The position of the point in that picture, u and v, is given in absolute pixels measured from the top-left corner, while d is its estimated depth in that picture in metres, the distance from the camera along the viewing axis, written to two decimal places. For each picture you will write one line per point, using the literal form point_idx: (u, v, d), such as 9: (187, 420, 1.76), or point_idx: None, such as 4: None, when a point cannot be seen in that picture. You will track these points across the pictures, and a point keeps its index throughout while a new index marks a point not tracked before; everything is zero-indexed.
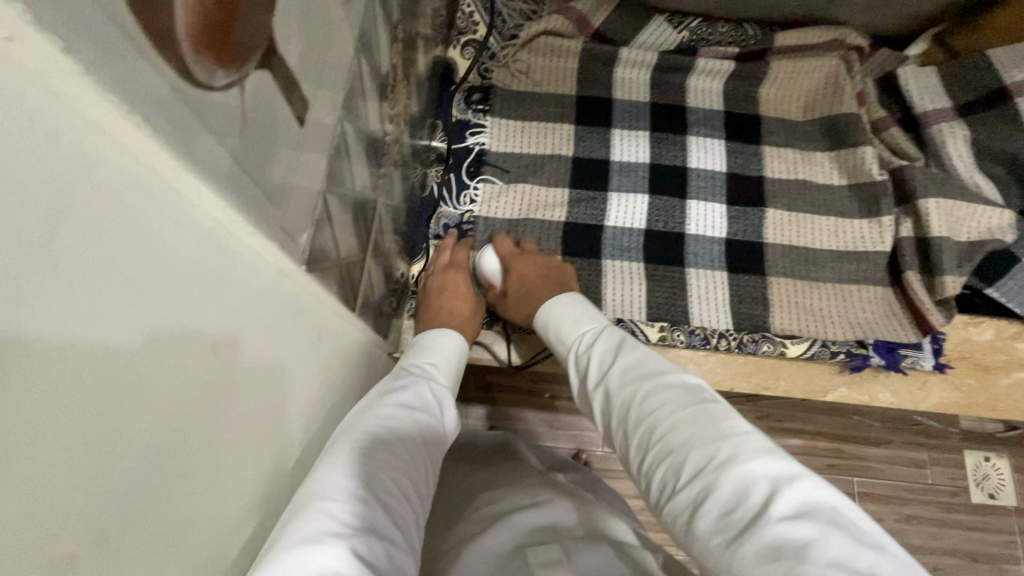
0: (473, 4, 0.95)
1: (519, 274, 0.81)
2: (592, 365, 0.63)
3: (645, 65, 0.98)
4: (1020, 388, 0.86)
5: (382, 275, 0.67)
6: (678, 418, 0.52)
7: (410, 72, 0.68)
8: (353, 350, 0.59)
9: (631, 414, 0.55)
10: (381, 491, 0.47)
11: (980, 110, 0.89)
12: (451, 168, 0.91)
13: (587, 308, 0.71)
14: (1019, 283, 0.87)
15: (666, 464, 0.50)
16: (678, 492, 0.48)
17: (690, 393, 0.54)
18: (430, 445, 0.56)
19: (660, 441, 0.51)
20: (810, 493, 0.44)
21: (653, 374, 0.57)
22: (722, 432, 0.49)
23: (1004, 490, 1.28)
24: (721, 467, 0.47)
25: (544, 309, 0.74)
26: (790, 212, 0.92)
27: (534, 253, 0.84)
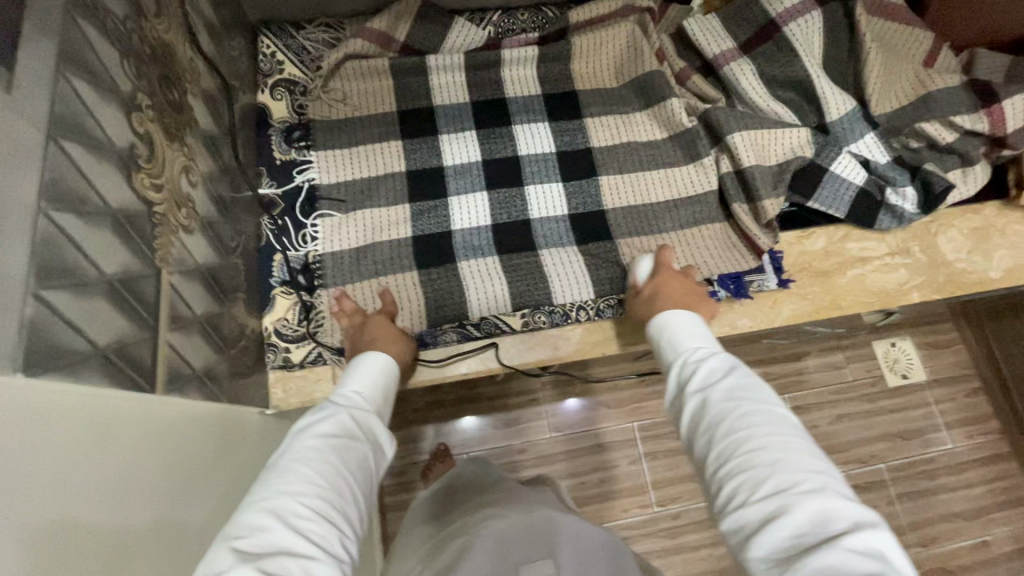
0: (273, 45, 0.97)
1: (666, 285, 0.80)
2: (694, 379, 0.62)
3: (457, 67, 1.00)
4: (856, 283, 0.94)
5: (206, 342, 0.66)
6: (775, 441, 0.52)
7: (187, 133, 0.66)
8: (192, 420, 0.57)
9: (719, 426, 0.56)
10: (292, 518, 0.47)
11: (758, 44, 0.99)
12: (285, 211, 0.90)
13: (706, 334, 0.69)
14: (831, 189, 0.95)
15: (745, 474, 0.51)
16: (748, 502, 0.50)
17: (787, 426, 0.54)
18: (360, 466, 0.56)
19: (746, 452, 0.52)
20: (880, 542, 0.45)
21: (759, 400, 0.57)
22: (813, 468, 0.50)
23: (913, 368, 1.40)
24: (804, 493, 0.48)
25: (663, 316, 0.72)
26: (622, 174, 0.97)
27: (689, 276, 0.82)
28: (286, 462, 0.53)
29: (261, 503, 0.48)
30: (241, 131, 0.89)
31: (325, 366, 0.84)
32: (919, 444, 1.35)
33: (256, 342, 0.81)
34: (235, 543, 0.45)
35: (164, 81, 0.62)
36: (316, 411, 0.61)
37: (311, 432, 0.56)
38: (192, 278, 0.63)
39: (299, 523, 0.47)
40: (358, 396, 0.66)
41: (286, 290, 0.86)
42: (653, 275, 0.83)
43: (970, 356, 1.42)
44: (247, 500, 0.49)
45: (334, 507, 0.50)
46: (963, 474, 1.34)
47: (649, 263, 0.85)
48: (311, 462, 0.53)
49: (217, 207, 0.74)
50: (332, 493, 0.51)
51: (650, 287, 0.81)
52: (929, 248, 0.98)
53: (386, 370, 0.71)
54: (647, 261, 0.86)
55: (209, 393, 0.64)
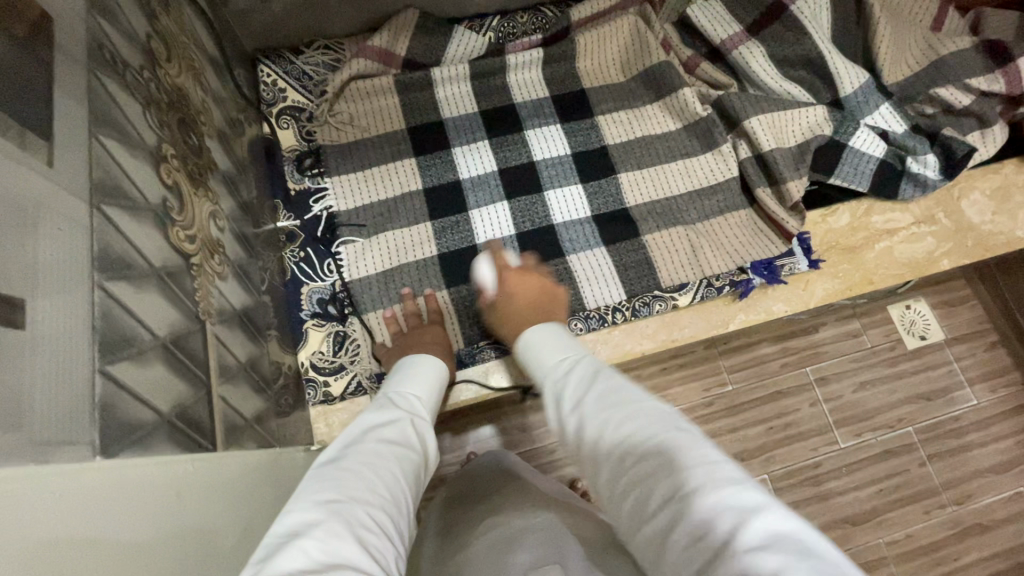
0: (273, 72, 0.95)
1: (516, 292, 0.76)
2: (569, 392, 0.54)
3: (462, 77, 0.98)
4: (884, 256, 0.93)
5: (254, 389, 0.64)
6: (648, 442, 0.45)
7: (209, 177, 0.65)
8: (248, 465, 0.55)
9: (600, 440, 0.48)
10: (358, 521, 0.44)
11: (764, 26, 0.98)
12: (307, 242, 0.88)
13: (572, 344, 0.62)
14: (852, 164, 0.94)
15: (638, 491, 0.44)
16: (649, 519, 0.42)
17: (656, 418, 0.47)
18: (415, 480, 0.54)
19: (632, 466, 0.45)
20: (779, 521, 0.38)
21: (626, 400, 0.50)
22: (689, 459, 0.43)
23: (932, 329, 1.39)
24: (692, 493, 0.41)
25: (527, 339, 0.65)
26: (641, 169, 0.95)
27: (539, 274, 0.80)
28: (354, 463, 0.50)
29: (326, 501, 0.45)
30: (253, 166, 0.87)
31: (365, 396, 0.82)
32: (945, 403, 1.35)
33: (293, 380, 0.80)
34: (303, 544, 0.41)
35: (183, 126, 0.60)
36: (379, 415, 0.59)
37: (377, 438, 0.55)
38: (232, 325, 0.61)
39: (368, 533, 0.44)
40: (416, 403, 0.65)
41: (317, 322, 0.84)
42: (500, 282, 0.79)
43: (984, 310, 1.42)
44: (307, 496, 0.46)
45: (394, 524, 0.48)
46: (991, 429, 1.34)
47: (489, 266, 0.81)
48: (376, 469, 0.50)
49: (243, 247, 0.72)
50: (394, 508, 0.49)
51: (499, 293, 0.78)
52: (954, 214, 0.97)
53: (437, 377, 0.72)
54: (485, 264, 0.81)
55: (262, 441, 0.62)
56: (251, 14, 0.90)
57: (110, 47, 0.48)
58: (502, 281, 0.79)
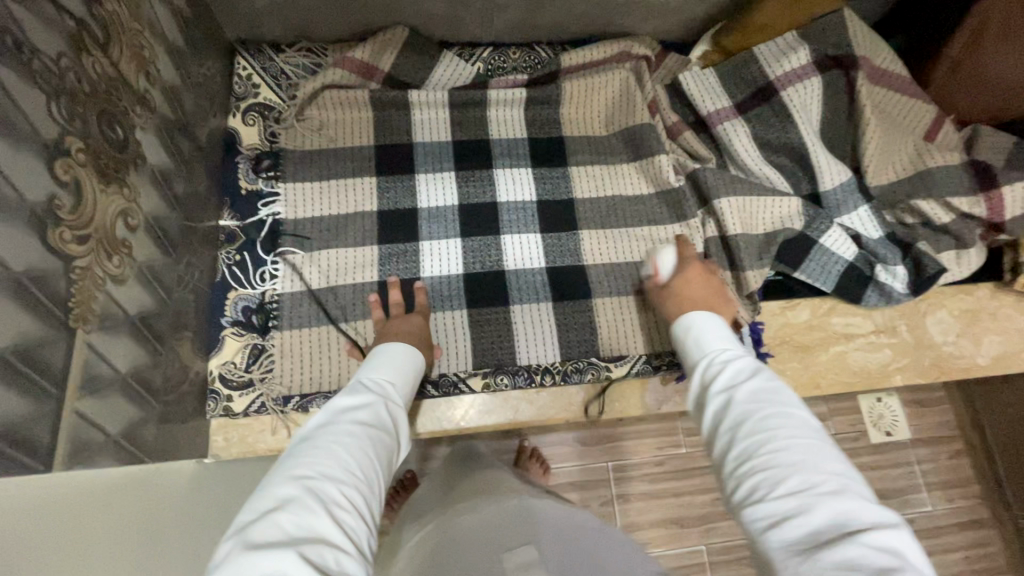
0: (249, 66, 0.93)
1: (692, 281, 0.74)
2: (715, 377, 0.55)
3: (441, 103, 0.96)
4: (836, 361, 0.92)
5: (135, 399, 0.61)
6: (792, 440, 0.46)
7: (131, 172, 0.62)
8: (108, 483, 0.52)
9: (749, 423, 0.48)
10: (332, 502, 0.46)
11: (754, 105, 0.93)
12: (246, 246, 0.85)
13: (732, 335, 0.61)
14: (819, 262, 0.91)
15: (765, 473, 0.44)
16: (764, 499, 0.43)
17: (807, 425, 0.48)
18: (388, 462, 0.55)
19: (772, 451, 0.45)
20: (900, 542, 0.39)
21: (784, 402, 0.50)
22: (832, 466, 0.44)
23: (899, 426, 1.31)
24: (823, 495, 0.42)
25: (692, 316, 0.64)
26: (604, 230, 0.93)
27: (715, 274, 0.77)
28: (325, 442, 0.51)
29: (300, 476, 0.47)
30: (204, 159, 0.84)
31: (269, 416, 0.79)
32: (898, 504, 1.27)
33: (197, 388, 0.76)
34: (279, 517, 0.43)
35: (105, 119, 0.57)
36: (349, 399, 0.59)
37: (348, 420, 0.55)
38: (117, 333, 0.58)
39: (341, 512, 0.45)
40: (389, 388, 0.64)
41: (236, 330, 0.81)
42: (678, 269, 0.77)
43: (953, 414, 1.34)
44: (284, 471, 0.48)
45: (369, 503, 0.49)
46: (938, 540, 1.26)
47: (673, 256, 0.80)
48: (348, 450, 0.51)
49: (163, 247, 0.68)
50: (369, 487, 0.50)
51: (673, 282, 0.75)
52: (916, 329, 0.95)
53: (410, 364, 0.71)
54: (666, 254, 0.80)
55: (129, 459, 0.58)
56: (233, 5, 0.88)
57: (16, 32, 0.46)
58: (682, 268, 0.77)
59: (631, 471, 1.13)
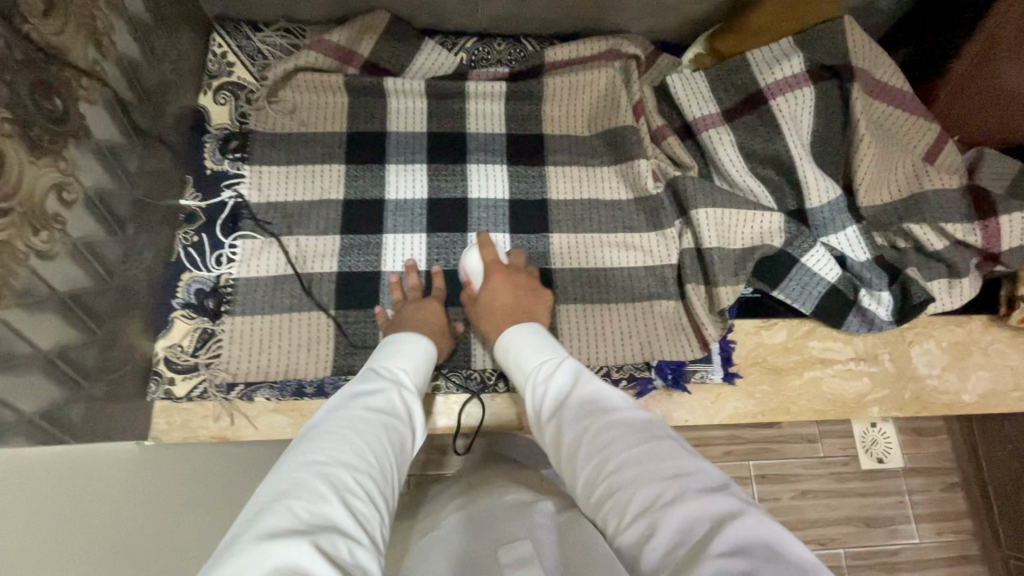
0: (225, 44, 0.91)
1: (495, 292, 0.77)
2: (548, 400, 0.56)
3: (418, 93, 0.93)
4: (809, 387, 0.88)
5: (60, 379, 0.59)
6: (630, 450, 0.45)
7: (69, 145, 0.60)
8: (17, 463, 0.51)
9: (586, 445, 0.48)
10: (345, 490, 0.44)
11: (742, 114, 0.89)
12: (205, 227, 0.84)
13: (554, 347, 0.64)
14: (799, 282, 0.87)
15: (612, 490, 0.44)
16: (622, 528, 0.42)
17: (642, 426, 0.48)
18: (400, 452, 0.53)
19: (612, 473, 0.45)
20: (754, 533, 0.37)
21: (612, 413, 0.50)
22: (670, 468, 0.43)
23: (891, 454, 1.22)
24: (665, 505, 0.41)
25: (509, 335, 0.68)
26: (576, 235, 0.89)
27: (521, 272, 0.81)
28: (340, 430, 0.50)
29: (318, 463, 0.45)
30: (170, 137, 0.83)
31: (213, 402, 0.78)
32: (886, 534, 1.18)
33: (141, 370, 0.75)
34: (291, 505, 0.41)
35: (40, 89, 0.55)
36: (363, 387, 0.58)
37: (361, 409, 0.54)
38: (42, 311, 0.56)
39: (354, 501, 0.44)
40: (402, 377, 0.63)
41: (187, 313, 0.80)
42: (483, 275, 0.80)
43: (950, 445, 1.25)
44: (295, 457, 0.46)
45: (381, 493, 0.47)
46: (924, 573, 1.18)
47: (477, 256, 0.82)
48: (362, 440, 0.50)
49: (107, 225, 0.67)
50: (381, 477, 0.48)
51: (480, 292, 0.79)
52: (899, 359, 0.90)
53: (422, 355, 0.69)
54: (470, 257, 0.82)
55: (47, 439, 0.57)
56: None
57: None
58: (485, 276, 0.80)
59: None
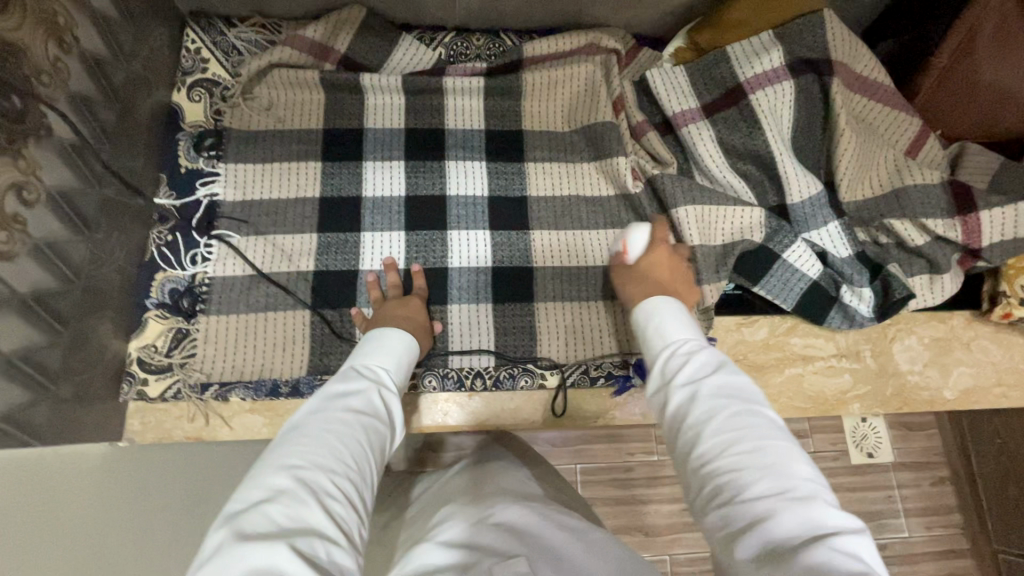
0: (198, 40, 0.90)
1: (653, 266, 0.74)
2: (680, 371, 0.54)
3: (395, 89, 0.91)
4: (791, 384, 0.87)
5: (23, 382, 0.58)
6: (763, 441, 0.46)
7: (28, 144, 0.59)
8: None
9: (715, 422, 0.48)
10: (324, 493, 0.43)
11: (722, 108, 0.88)
12: (179, 226, 0.83)
13: (693, 326, 0.60)
14: (780, 277, 0.86)
15: (737, 472, 0.44)
16: (740, 500, 0.43)
17: (772, 423, 0.48)
18: (383, 450, 0.52)
19: (745, 450, 0.45)
20: (860, 545, 0.40)
21: (750, 401, 0.49)
22: (798, 469, 0.44)
23: (880, 448, 1.22)
24: (791, 498, 0.42)
25: (652, 304, 0.63)
26: (557, 231, 0.88)
27: (680, 257, 0.77)
28: (319, 430, 0.48)
29: (296, 467, 0.44)
30: (142, 135, 0.81)
31: (186, 403, 0.77)
32: (874, 528, 1.18)
33: (112, 370, 0.74)
34: (270, 508, 0.41)
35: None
36: (344, 385, 0.56)
37: (341, 406, 0.52)
38: (1, 312, 0.56)
39: (333, 503, 0.43)
40: (384, 372, 0.62)
41: (160, 313, 0.79)
42: (646, 251, 0.76)
43: (940, 441, 1.25)
44: (273, 458, 0.45)
45: (363, 493, 0.47)
46: (913, 567, 1.18)
47: (645, 234, 0.77)
48: (341, 436, 0.49)
49: (73, 225, 0.66)
50: (362, 477, 0.47)
51: (638, 265, 0.75)
52: (881, 355, 0.90)
53: (405, 350, 0.68)
54: (637, 235, 0.77)
55: (9, 442, 0.56)
56: None
57: None
58: (650, 252, 0.76)
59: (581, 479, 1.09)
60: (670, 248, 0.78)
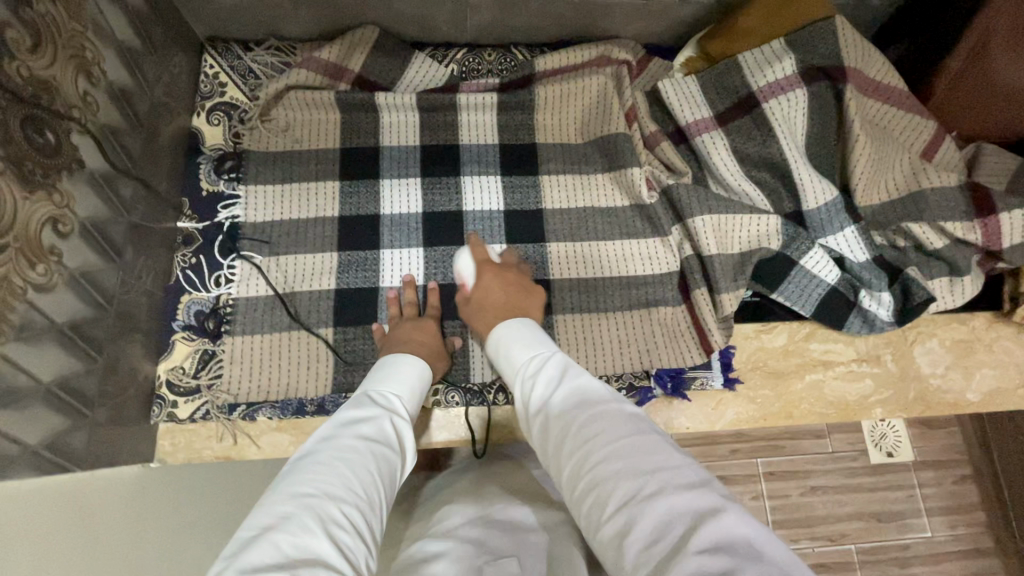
0: (216, 65, 0.92)
1: (488, 292, 0.76)
2: (535, 395, 0.55)
3: (409, 107, 0.92)
4: (812, 390, 0.87)
5: (62, 410, 0.60)
6: (614, 444, 0.45)
7: (62, 178, 0.60)
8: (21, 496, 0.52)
9: (571, 439, 0.48)
10: (330, 522, 0.44)
11: (735, 118, 0.88)
12: (202, 249, 0.84)
13: (544, 340, 0.62)
14: (798, 284, 0.86)
15: (597, 487, 0.43)
16: (603, 521, 0.42)
17: (630, 418, 0.48)
18: (391, 480, 0.53)
19: (598, 460, 0.45)
20: (729, 526, 0.38)
21: (601, 404, 0.50)
22: (654, 460, 0.43)
23: (901, 447, 1.21)
24: (649, 499, 0.41)
25: (498, 332, 0.65)
26: (574, 244, 0.89)
27: (513, 268, 0.80)
28: (328, 459, 0.50)
29: (304, 495, 0.45)
30: (165, 161, 0.83)
31: (215, 423, 0.79)
32: (897, 528, 1.17)
33: (143, 393, 0.76)
34: (279, 535, 0.42)
35: (31, 125, 0.56)
36: (354, 414, 0.58)
37: (350, 435, 0.54)
38: (41, 342, 0.57)
39: (341, 533, 0.44)
40: (394, 402, 0.63)
41: (187, 335, 0.80)
42: (475, 274, 0.79)
43: (963, 439, 1.23)
44: (282, 488, 0.46)
45: (369, 524, 0.47)
46: (938, 567, 1.17)
47: (469, 259, 0.81)
48: (349, 467, 0.50)
49: (104, 254, 0.68)
50: (369, 508, 0.48)
51: (471, 292, 0.78)
52: (902, 359, 0.90)
53: (418, 378, 0.70)
54: (461, 258, 0.81)
55: (50, 468, 0.58)
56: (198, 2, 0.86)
57: None
58: (475, 276, 0.79)
59: None
60: (499, 264, 0.81)
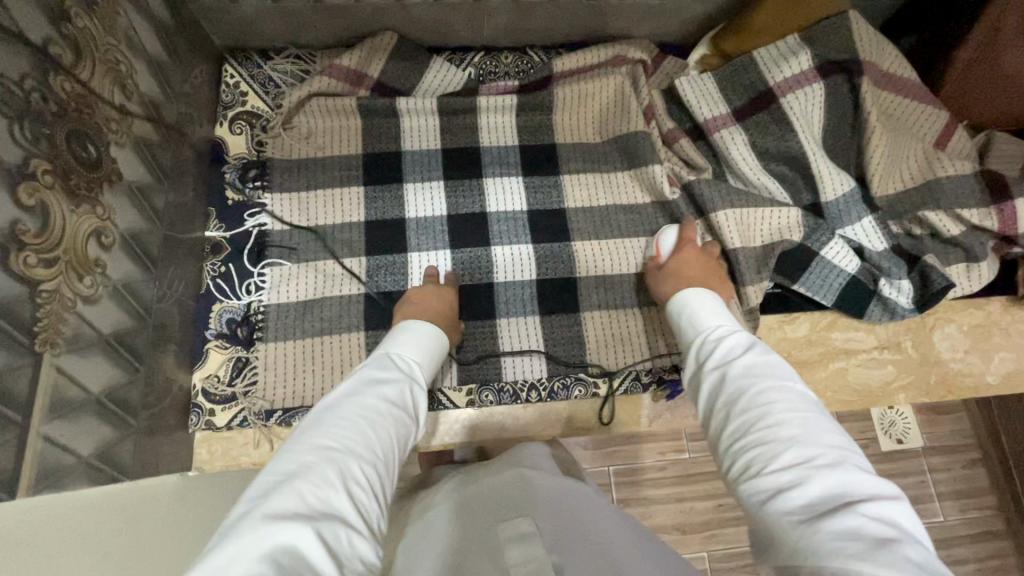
0: (236, 75, 0.92)
1: (685, 263, 0.78)
2: (715, 356, 0.57)
3: (430, 111, 0.94)
4: (835, 378, 0.89)
5: (109, 420, 0.61)
6: (790, 414, 0.46)
7: (103, 191, 0.61)
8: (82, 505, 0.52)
9: (745, 400, 0.49)
10: (350, 477, 0.44)
11: (752, 112, 0.90)
12: (231, 257, 0.85)
13: (728, 316, 0.64)
14: (820, 275, 0.88)
15: (762, 444, 0.45)
16: (762, 473, 0.43)
17: (803, 397, 0.49)
18: (405, 442, 0.53)
19: (769, 423, 0.46)
20: (896, 510, 0.39)
21: (780, 377, 0.51)
22: (829, 439, 0.44)
23: (910, 433, 1.23)
24: (820, 465, 0.42)
25: (687, 295, 0.67)
26: (598, 241, 0.90)
27: (712, 255, 0.81)
28: (350, 415, 0.50)
29: (325, 449, 0.46)
30: (192, 170, 0.83)
31: (251, 430, 0.79)
32: None
33: (179, 402, 0.76)
34: (299, 486, 0.42)
35: (75, 138, 0.57)
36: (378, 373, 0.58)
37: (375, 395, 0.54)
38: (90, 353, 0.58)
39: (358, 489, 0.44)
40: (415, 365, 0.63)
41: (220, 343, 0.81)
42: (677, 250, 0.82)
43: (969, 423, 1.26)
44: (306, 440, 0.47)
45: (383, 484, 0.47)
46: (951, 550, 1.18)
47: (674, 235, 0.84)
48: (371, 426, 0.50)
49: (141, 263, 0.68)
50: (384, 468, 0.48)
51: (670, 261, 0.80)
52: (922, 345, 0.91)
53: (435, 344, 0.70)
54: (670, 232, 0.84)
55: (102, 478, 0.58)
56: (218, 13, 0.87)
57: None
58: (680, 249, 0.81)
59: (621, 482, 1.10)
60: (702, 248, 0.82)
